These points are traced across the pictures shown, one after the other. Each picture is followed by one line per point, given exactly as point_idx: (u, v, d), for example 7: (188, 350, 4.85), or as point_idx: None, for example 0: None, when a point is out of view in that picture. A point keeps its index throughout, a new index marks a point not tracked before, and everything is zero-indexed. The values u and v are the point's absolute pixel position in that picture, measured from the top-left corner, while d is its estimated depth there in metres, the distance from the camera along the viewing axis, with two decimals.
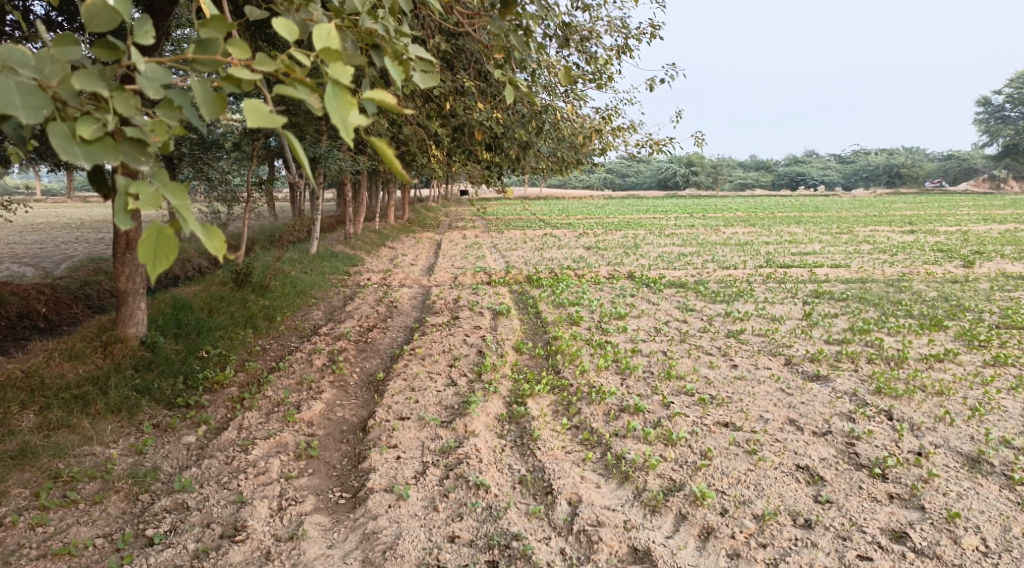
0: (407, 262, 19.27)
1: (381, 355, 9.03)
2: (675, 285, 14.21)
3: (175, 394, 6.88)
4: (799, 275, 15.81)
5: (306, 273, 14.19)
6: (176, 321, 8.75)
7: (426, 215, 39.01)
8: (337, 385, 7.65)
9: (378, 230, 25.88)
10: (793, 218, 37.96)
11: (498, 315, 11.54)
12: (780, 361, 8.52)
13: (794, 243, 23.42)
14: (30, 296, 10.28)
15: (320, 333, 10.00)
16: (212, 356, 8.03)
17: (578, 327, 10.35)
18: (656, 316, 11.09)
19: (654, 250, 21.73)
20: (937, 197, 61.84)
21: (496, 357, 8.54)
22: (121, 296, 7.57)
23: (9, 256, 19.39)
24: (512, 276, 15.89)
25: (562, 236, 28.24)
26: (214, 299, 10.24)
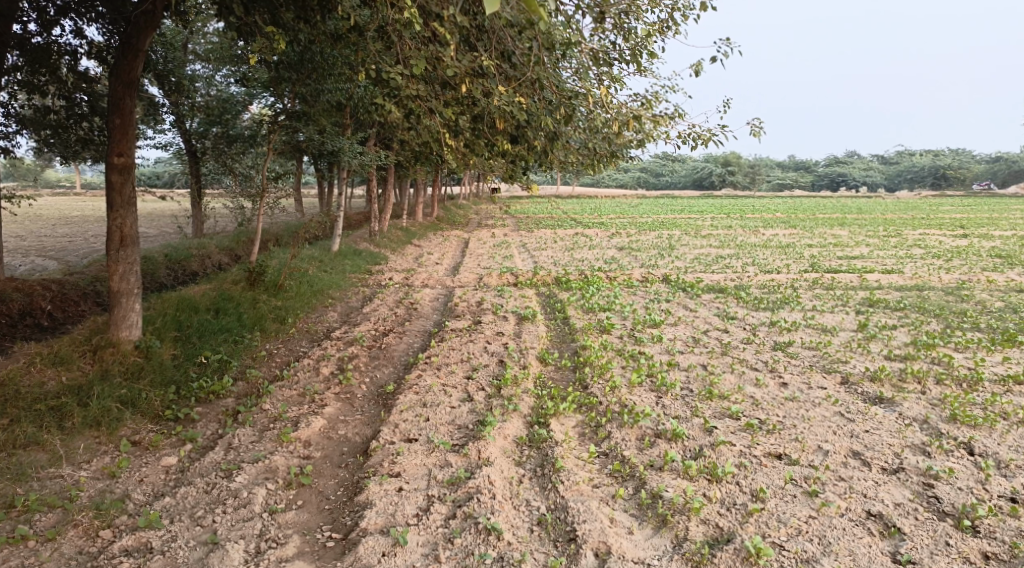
0: (432, 262, 18.64)
1: (394, 364, 8.34)
2: (714, 290, 13.29)
3: (165, 406, 6.31)
4: (848, 281, 14.73)
5: (325, 272, 13.64)
6: (177, 323, 8.23)
7: (456, 213, 38.42)
8: (342, 398, 6.99)
9: (405, 227, 25.36)
10: (837, 219, 36.40)
11: (523, 321, 10.79)
12: (835, 380, 7.61)
13: (840, 246, 22.17)
14: (35, 292, 9.89)
15: (333, 337, 9.38)
16: (211, 362, 7.47)
17: (609, 336, 9.53)
18: (694, 324, 10.23)
19: (690, 252, 20.72)
20: (985, 200, 59.13)
21: (518, 369, 7.79)
22: (114, 297, 7.05)
23: (36, 249, 19.33)
24: (539, 277, 15.12)
25: (594, 236, 27.33)
26: (222, 299, 9.71)
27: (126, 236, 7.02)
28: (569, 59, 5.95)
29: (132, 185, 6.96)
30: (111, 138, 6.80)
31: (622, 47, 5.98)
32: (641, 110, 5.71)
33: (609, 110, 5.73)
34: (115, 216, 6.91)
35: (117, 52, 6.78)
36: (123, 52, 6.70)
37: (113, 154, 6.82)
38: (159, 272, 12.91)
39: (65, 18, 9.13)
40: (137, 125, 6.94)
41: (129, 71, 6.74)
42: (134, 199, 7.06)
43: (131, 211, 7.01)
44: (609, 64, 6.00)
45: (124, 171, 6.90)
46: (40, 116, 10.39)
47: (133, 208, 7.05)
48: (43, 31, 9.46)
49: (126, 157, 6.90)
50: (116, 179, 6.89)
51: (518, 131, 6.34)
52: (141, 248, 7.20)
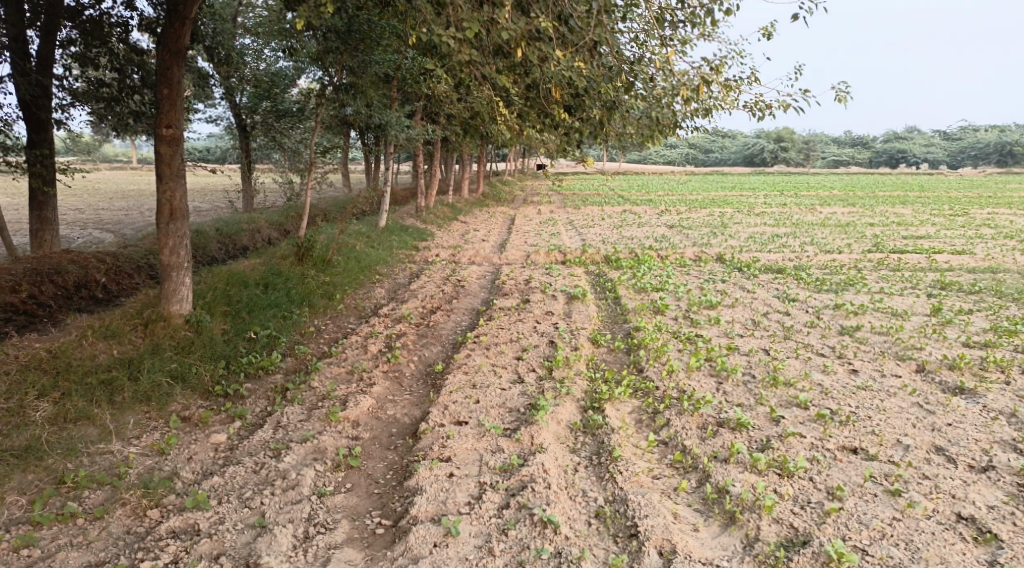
0: (478, 238, 18.44)
1: (442, 342, 8.17)
2: (772, 270, 12.72)
3: (215, 382, 6.28)
4: (915, 261, 13.93)
5: (371, 248, 13.56)
6: (226, 299, 8.23)
7: (502, 190, 38.09)
8: (390, 376, 6.85)
9: (451, 204, 25.21)
10: (900, 197, 34.68)
11: (572, 300, 10.49)
12: (910, 367, 7.11)
13: (904, 225, 21.12)
14: (91, 265, 10.06)
15: (380, 315, 9.26)
16: (260, 338, 7.43)
17: (663, 317, 9.16)
18: (752, 306, 9.75)
19: (744, 230, 20.01)
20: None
21: (569, 351, 7.51)
22: (164, 270, 7.04)
23: (95, 223, 19.84)
24: (588, 255, 14.76)
25: (643, 213, 26.70)
26: (271, 274, 9.70)
27: (176, 209, 6.98)
28: (632, 23, 5.56)
29: (181, 157, 6.89)
30: (160, 109, 6.73)
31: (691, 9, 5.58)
32: (711, 76, 5.31)
33: (675, 76, 5.33)
34: (164, 189, 6.87)
35: (164, 20, 6.68)
36: (170, 19, 6.59)
37: (161, 126, 6.76)
38: (210, 246, 13.04)
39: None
40: (185, 96, 6.86)
41: (176, 41, 6.64)
42: (183, 171, 7.00)
43: (180, 183, 6.96)
44: (675, 26, 5.60)
45: (173, 143, 6.83)
46: (94, 89, 10.51)
47: (182, 181, 6.99)
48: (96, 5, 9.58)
49: (175, 129, 6.83)
50: (165, 152, 6.83)
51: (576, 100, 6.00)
52: (190, 222, 7.16)
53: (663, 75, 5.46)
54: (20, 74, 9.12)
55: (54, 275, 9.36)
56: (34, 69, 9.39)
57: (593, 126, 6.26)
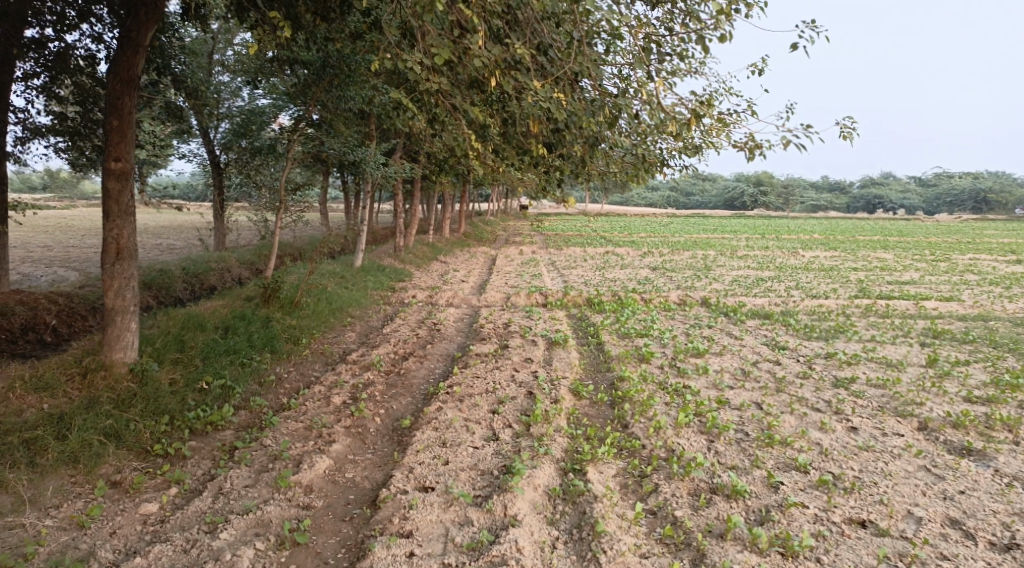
0: (458, 279, 17.99)
1: (412, 393, 7.58)
2: (759, 316, 12.36)
3: (155, 439, 5.67)
4: (903, 308, 13.67)
5: (345, 289, 13.02)
6: (179, 345, 7.65)
7: (484, 230, 37.85)
8: (353, 432, 6.25)
9: (431, 243, 24.81)
10: (880, 242, 34.94)
11: (553, 346, 10.00)
12: (911, 425, 6.68)
13: (887, 270, 21.03)
14: (40, 305, 9.44)
15: (348, 361, 8.68)
16: (212, 389, 6.83)
17: (649, 365, 8.68)
18: (741, 354, 9.31)
19: (727, 273, 19.76)
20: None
21: (548, 404, 6.97)
22: (108, 314, 6.51)
23: (61, 260, 19.14)
24: (570, 298, 14.32)
25: (625, 255, 26.45)
26: (232, 318, 9.13)
27: (123, 248, 6.51)
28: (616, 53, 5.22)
29: (130, 193, 6.46)
30: (108, 141, 6.32)
31: (679, 41, 5.27)
32: (702, 111, 4.95)
33: (663, 109, 4.96)
34: (111, 226, 6.41)
35: (116, 48, 6.33)
36: (121, 47, 6.24)
37: (109, 159, 6.34)
38: (175, 285, 12.43)
39: (84, 23, 8.78)
40: (136, 128, 6.47)
41: (128, 69, 6.28)
42: (132, 208, 6.56)
43: (128, 221, 6.51)
44: (663, 58, 5.27)
45: (121, 178, 6.41)
46: (58, 122, 10.07)
47: (131, 218, 6.54)
48: (60, 35, 8.96)
49: (124, 162, 6.41)
50: (114, 186, 6.39)
51: (557, 135, 5.63)
52: (138, 262, 6.68)
53: (649, 110, 5.12)
54: None
55: None
56: None
57: (574, 162, 5.88)
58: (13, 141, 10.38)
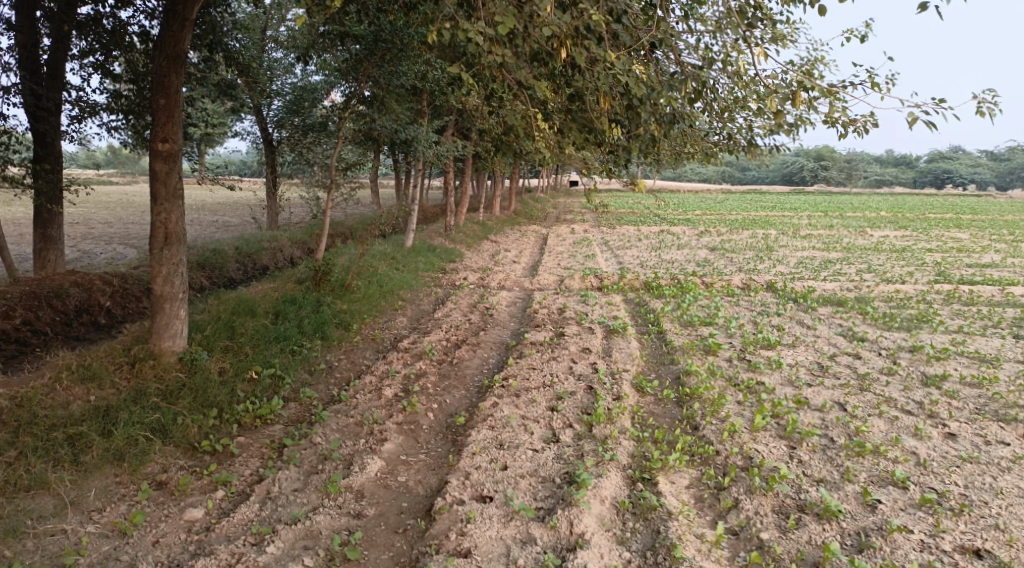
0: (509, 259, 17.59)
1: (466, 386, 7.24)
2: (831, 302, 11.57)
3: (203, 435, 5.55)
4: (990, 294, 12.60)
5: (395, 271, 12.78)
6: (229, 331, 7.51)
7: (534, 207, 37.29)
8: (405, 430, 5.97)
9: (481, 222, 24.44)
10: (954, 220, 32.93)
11: (611, 334, 9.51)
12: (1020, 434, 5.97)
13: (964, 251, 19.67)
14: (95, 287, 9.49)
15: (399, 349, 8.40)
16: (262, 380, 6.68)
17: (716, 358, 8.11)
18: (816, 346, 8.63)
19: (791, 254, 18.77)
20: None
21: (611, 402, 6.52)
22: (157, 301, 6.42)
23: (120, 238, 19.55)
24: (626, 281, 13.75)
25: (681, 234, 25.55)
26: (283, 302, 8.96)
27: (171, 232, 6.35)
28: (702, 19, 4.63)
29: (177, 176, 6.27)
30: (155, 121, 6.16)
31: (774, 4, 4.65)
32: (803, 84, 4.33)
33: (756, 83, 4.37)
34: (159, 210, 6.25)
35: (162, 23, 6.15)
36: (167, 21, 6.05)
37: (156, 140, 6.16)
38: (227, 266, 12.41)
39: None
40: (183, 107, 6.29)
41: (175, 45, 6.09)
42: (180, 191, 6.39)
43: (176, 205, 6.35)
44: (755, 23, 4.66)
45: (169, 159, 6.24)
46: (111, 102, 9.98)
47: (179, 202, 6.35)
48: (112, 11, 8.79)
49: (171, 143, 6.24)
50: (161, 169, 6.22)
51: (632, 112, 5.13)
52: (187, 247, 6.51)
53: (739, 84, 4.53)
54: (28, 82, 8.58)
55: (53, 298, 8.81)
56: (45, 81, 8.82)
57: (647, 142, 5.36)
58: (68, 120, 10.40)
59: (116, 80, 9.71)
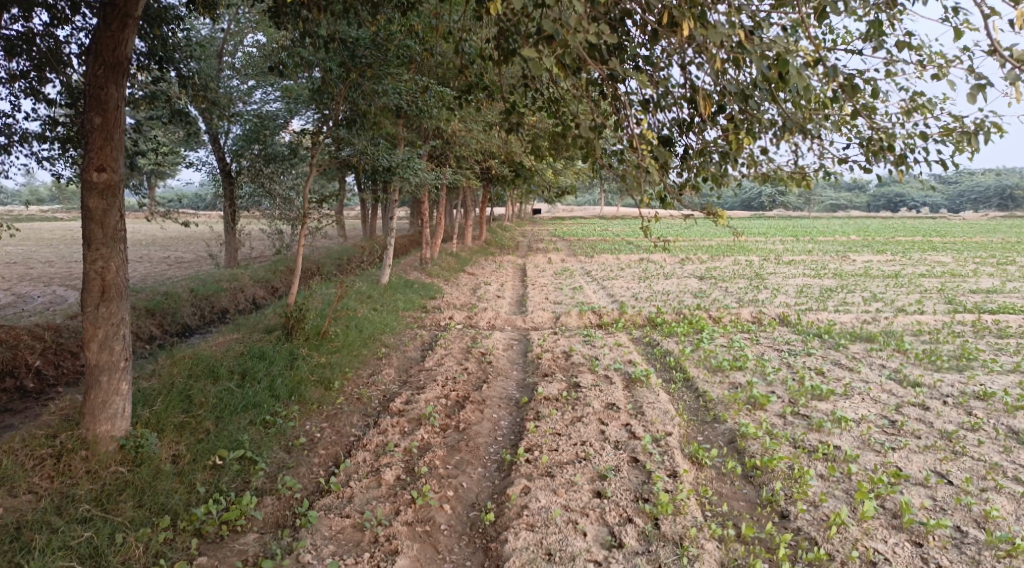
0: (492, 294, 16.29)
1: (482, 461, 5.92)
2: (858, 338, 10.58)
3: (154, 559, 4.27)
4: (1016, 323, 11.79)
5: (375, 313, 11.40)
6: (185, 402, 6.10)
7: (504, 237, 36.13)
8: (421, 533, 4.65)
9: (456, 254, 23.15)
10: (926, 243, 32.85)
11: (632, 384, 8.29)
12: None
13: (956, 275, 19.11)
14: (21, 343, 7.93)
15: (393, 412, 7.03)
16: (228, 467, 5.34)
17: (767, 415, 6.92)
18: (873, 395, 7.54)
19: (787, 283, 17.92)
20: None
21: (669, 481, 5.29)
22: (91, 374, 5.03)
23: (60, 277, 17.62)
24: (628, 317, 12.61)
25: (663, 263, 24.66)
26: (250, 359, 7.53)
27: (110, 284, 5.00)
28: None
29: (118, 212, 4.96)
30: (89, 144, 4.85)
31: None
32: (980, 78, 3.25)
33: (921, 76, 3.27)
34: (93, 256, 4.92)
35: (99, 19, 4.84)
36: (104, 18, 4.77)
37: (89, 168, 4.86)
38: (182, 310, 10.90)
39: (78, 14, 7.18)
40: (125, 127, 5.00)
41: (114, 49, 4.80)
42: (121, 232, 5.07)
43: (117, 249, 5.03)
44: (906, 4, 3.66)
45: (107, 192, 4.92)
46: (47, 129, 8.40)
47: (119, 246, 5.04)
48: (52, 27, 7.36)
49: (110, 172, 4.93)
50: (96, 204, 4.90)
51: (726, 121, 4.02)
52: (130, 300, 5.16)
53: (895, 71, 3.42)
54: None
55: None
56: None
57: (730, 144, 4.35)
58: None
59: (54, 106, 8.23)
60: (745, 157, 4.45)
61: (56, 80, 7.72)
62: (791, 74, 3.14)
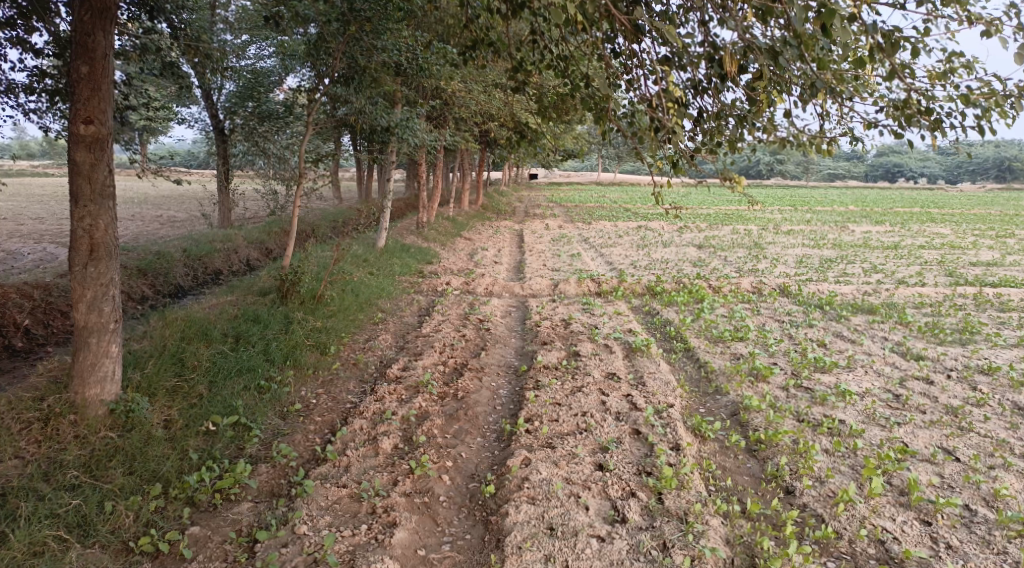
0: (490, 260, 16.09)
1: (481, 431, 5.81)
2: (860, 309, 10.47)
3: (146, 528, 4.15)
4: (1017, 296, 11.71)
5: (371, 277, 11.20)
6: (177, 366, 5.94)
7: (501, 201, 35.74)
8: (420, 504, 4.55)
9: (452, 218, 22.84)
10: (924, 214, 32.68)
11: (632, 353, 8.17)
12: None
13: (956, 248, 19.00)
14: (9, 302, 7.72)
15: (390, 379, 6.89)
16: (222, 433, 5.21)
17: (770, 387, 6.82)
18: (877, 368, 7.44)
19: (786, 253, 17.77)
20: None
21: (673, 454, 5.19)
22: (79, 336, 4.85)
23: (49, 235, 17.27)
24: (628, 285, 12.45)
25: (661, 230, 24.46)
26: (244, 322, 7.35)
27: (98, 244, 4.78)
28: None
29: (106, 168, 4.71)
30: (75, 95, 4.59)
31: None
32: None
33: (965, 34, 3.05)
34: (81, 213, 4.70)
35: None
36: None
37: (75, 120, 4.60)
38: (175, 271, 10.67)
39: None
40: (113, 77, 4.72)
41: None
42: (110, 188, 4.84)
43: (106, 206, 4.80)
44: None
45: (95, 147, 4.67)
46: (35, 81, 8.06)
47: (108, 204, 4.82)
48: None
49: (97, 125, 4.67)
50: (83, 158, 4.66)
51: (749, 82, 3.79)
52: (120, 261, 4.95)
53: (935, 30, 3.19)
54: None
55: None
56: None
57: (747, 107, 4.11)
58: None
59: (41, 56, 7.88)
60: (760, 123, 4.19)
61: (42, 28, 7.35)
62: (831, 28, 2.89)
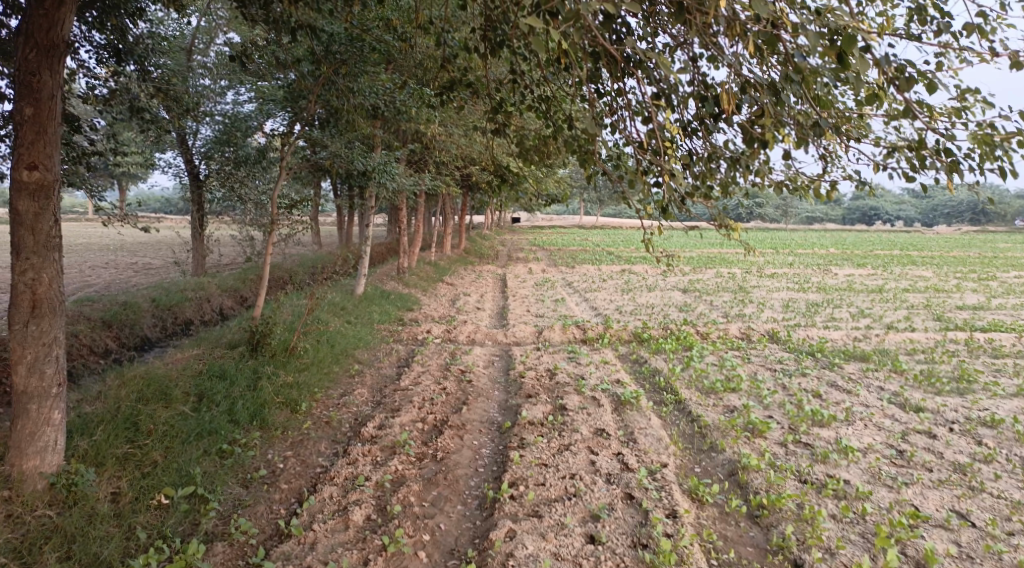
0: (472, 306, 15.74)
1: (461, 497, 5.37)
2: (852, 356, 10.22)
3: None
4: (1008, 342, 11.55)
5: (349, 326, 10.78)
6: (131, 430, 5.46)
7: (484, 245, 35.59)
8: None
9: (434, 263, 22.54)
10: (903, 257, 32.99)
11: (622, 406, 7.79)
12: None
13: (940, 291, 19.00)
14: None
15: (364, 438, 6.44)
16: (176, 506, 4.73)
17: (767, 443, 6.46)
18: (876, 421, 7.12)
19: (772, 297, 17.63)
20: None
21: (670, 522, 4.80)
22: (18, 401, 4.39)
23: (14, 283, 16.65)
24: (614, 332, 12.14)
25: (645, 274, 24.31)
26: (208, 379, 6.88)
27: (41, 299, 4.37)
28: None
29: (51, 216, 4.34)
30: (18, 139, 4.24)
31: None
32: None
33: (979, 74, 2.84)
34: (23, 267, 4.30)
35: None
36: None
37: (19, 166, 4.24)
38: (142, 322, 10.19)
39: None
40: (60, 120, 4.38)
41: (48, 30, 4.20)
42: (55, 239, 4.45)
43: (50, 259, 4.41)
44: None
45: (39, 195, 4.31)
46: None
47: (53, 256, 4.42)
48: None
49: (43, 172, 4.31)
50: (26, 207, 4.29)
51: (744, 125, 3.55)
52: (65, 317, 4.53)
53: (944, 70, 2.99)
54: None
55: None
56: None
57: (742, 151, 3.88)
58: None
59: None
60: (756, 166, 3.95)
61: None
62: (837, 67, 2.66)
